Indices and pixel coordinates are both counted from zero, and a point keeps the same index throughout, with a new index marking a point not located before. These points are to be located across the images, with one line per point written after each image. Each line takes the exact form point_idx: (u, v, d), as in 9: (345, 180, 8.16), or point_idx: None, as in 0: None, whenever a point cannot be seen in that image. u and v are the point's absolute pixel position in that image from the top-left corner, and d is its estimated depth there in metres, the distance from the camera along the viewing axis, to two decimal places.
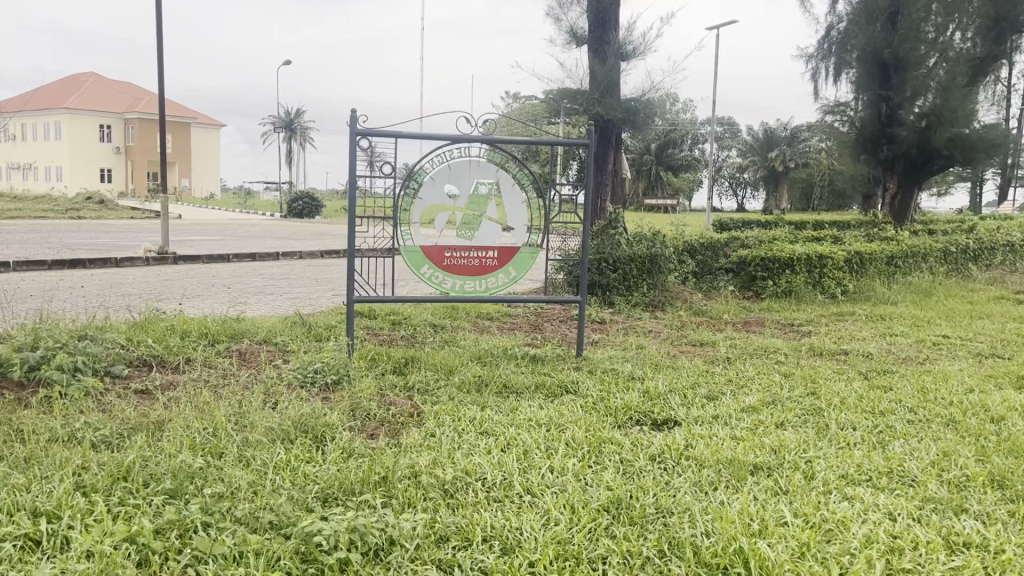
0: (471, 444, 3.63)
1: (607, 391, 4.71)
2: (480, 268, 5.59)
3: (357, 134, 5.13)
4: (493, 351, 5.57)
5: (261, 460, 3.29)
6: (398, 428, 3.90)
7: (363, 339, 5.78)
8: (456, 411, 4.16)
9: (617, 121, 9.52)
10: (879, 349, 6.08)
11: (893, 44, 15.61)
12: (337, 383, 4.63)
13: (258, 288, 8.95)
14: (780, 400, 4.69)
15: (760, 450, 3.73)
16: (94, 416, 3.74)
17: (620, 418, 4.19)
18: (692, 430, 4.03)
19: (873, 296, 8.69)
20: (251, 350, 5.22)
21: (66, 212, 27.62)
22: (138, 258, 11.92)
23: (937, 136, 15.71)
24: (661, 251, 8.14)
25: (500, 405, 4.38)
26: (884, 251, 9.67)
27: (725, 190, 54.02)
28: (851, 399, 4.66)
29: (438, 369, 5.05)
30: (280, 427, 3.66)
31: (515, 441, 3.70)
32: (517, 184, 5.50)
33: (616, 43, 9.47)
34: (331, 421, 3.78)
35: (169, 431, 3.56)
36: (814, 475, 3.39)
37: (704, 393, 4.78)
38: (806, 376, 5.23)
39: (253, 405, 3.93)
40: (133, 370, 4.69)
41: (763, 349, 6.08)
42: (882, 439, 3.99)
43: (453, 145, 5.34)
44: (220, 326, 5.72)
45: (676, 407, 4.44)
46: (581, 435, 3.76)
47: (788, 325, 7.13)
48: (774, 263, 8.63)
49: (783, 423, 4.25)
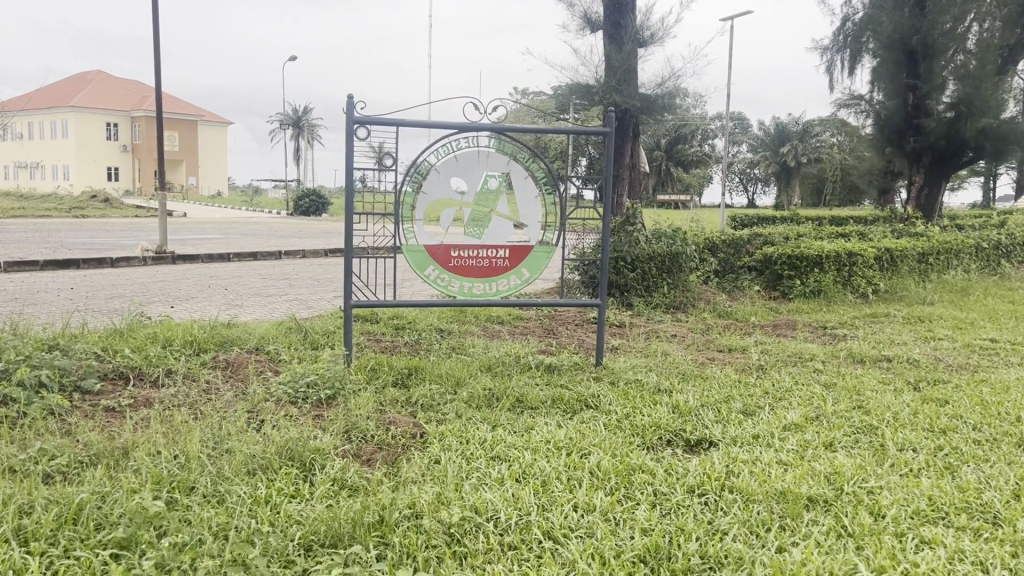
0: (480, 473, 3.17)
1: (632, 406, 4.22)
2: (490, 269, 5.10)
3: (355, 122, 4.65)
4: (505, 360, 5.09)
5: (237, 496, 2.83)
6: (399, 453, 3.43)
7: (363, 347, 5.32)
8: (464, 432, 3.68)
9: (634, 112, 9.04)
10: (922, 355, 5.58)
11: (922, 30, 15.10)
12: (331, 399, 4.15)
13: (256, 289, 8.52)
14: (824, 416, 4.20)
15: (814, 479, 3.24)
16: (50, 442, 3.27)
17: (649, 439, 3.72)
18: (731, 453, 3.55)
19: (907, 296, 8.18)
20: (239, 359, 4.74)
21: (70, 211, 27.24)
22: (135, 257, 11.48)
23: (967, 127, 15.16)
24: (682, 249, 7.63)
25: (513, 424, 3.91)
26: (915, 248, 9.15)
27: (736, 186, 53.47)
28: (904, 414, 4.17)
29: (444, 381, 4.57)
30: (261, 455, 3.19)
31: (532, 468, 3.23)
32: (530, 178, 5.02)
33: (634, 28, 9.01)
34: (322, 446, 3.31)
35: (135, 461, 3.09)
36: (882, 513, 2.92)
37: (739, 408, 4.29)
38: (850, 388, 4.73)
39: (235, 429, 3.47)
40: (105, 384, 4.22)
41: (798, 356, 5.58)
42: (950, 464, 3.50)
43: (460, 134, 4.85)
44: (208, 332, 5.24)
45: (710, 425, 3.96)
46: (606, 461, 3.28)
47: (822, 329, 6.62)
48: (801, 261, 8.12)
49: (832, 443, 3.77)
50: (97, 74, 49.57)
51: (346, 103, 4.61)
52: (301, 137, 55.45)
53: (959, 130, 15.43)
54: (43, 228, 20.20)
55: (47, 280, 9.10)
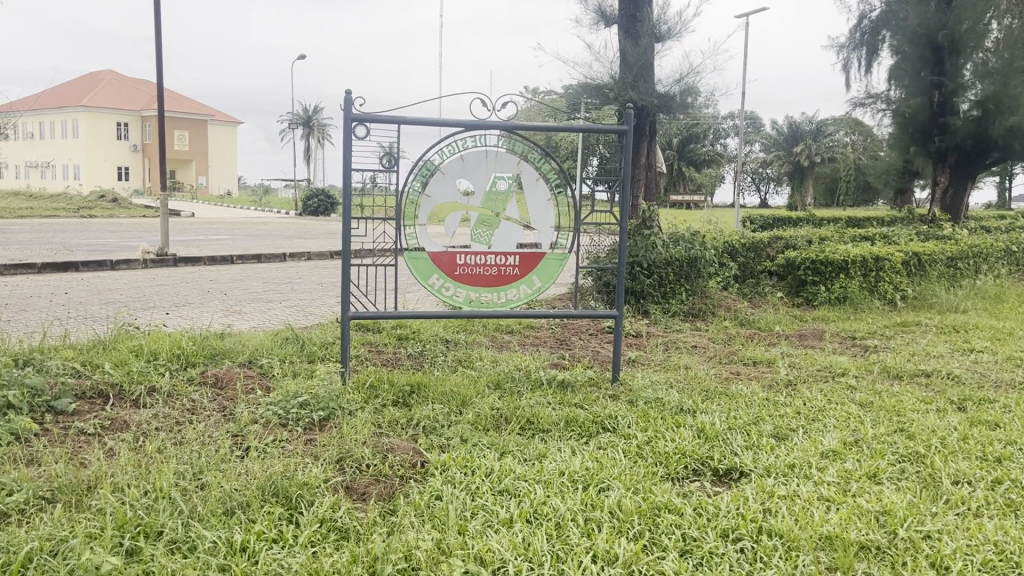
0: (487, 513, 2.83)
1: (654, 430, 3.85)
2: (499, 278, 4.74)
3: (352, 120, 4.31)
4: (515, 375, 4.74)
5: (210, 544, 2.49)
6: (396, 487, 3.09)
7: (363, 360, 4.98)
8: (468, 461, 3.33)
9: (652, 108, 8.74)
10: (964, 370, 5.19)
11: (948, 26, 14.70)
12: (325, 422, 3.82)
13: (256, 295, 8.18)
14: (865, 441, 3.83)
15: (862, 521, 2.88)
16: (7, 474, 2.91)
17: (674, 469, 3.37)
18: (765, 486, 3.20)
19: (937, 303, 7.80)
20: (228, 375, 4.39)
21: (78, 211, 27.03)
22: (135, 259, 11.15)
23: (994, 126, 14.72)
24: (701, 253, 7.27)
25: (523, 450, 3.56)
26: (943, 251, 8.77)
27: (749, 185, 53.00)
28: (953, 439, 3.81)
29: (448, 401, 4.21)
30: (241, 492, 2.85)
31: (545, 505, 2.88)
32: (542, 180, 4.66)
33: (651, 21, 8.68)
34: (310, 481, 2.97)
35: (97, 499, 2.74)
36: (945, 565, 2.57)
37: (770, 432, 3.92)
38: (889, 408, 4.36)
39: (215, 460, 3.12)
40: (82, 403, 3.88)
41: (828, 370, 5.20)
42: (1011, 501, 3.13)
43: (467, 132, 4.50)
44: (199, 344, 4.90)
45: (740, 452, 3.60)
46: (628, 499, 2.92)
47: (850, 339, 6.26)
48: (826, 266, 7.75)
49: (877, 474, 3.40)
50: (108, 73, 49.52)
51: (343, 99, 4.27)
52: (311, 136, 55.23)
53: (986, 129, 15.00)
54: (44, 227, 19.93)
55: (42, 284, 8.79)
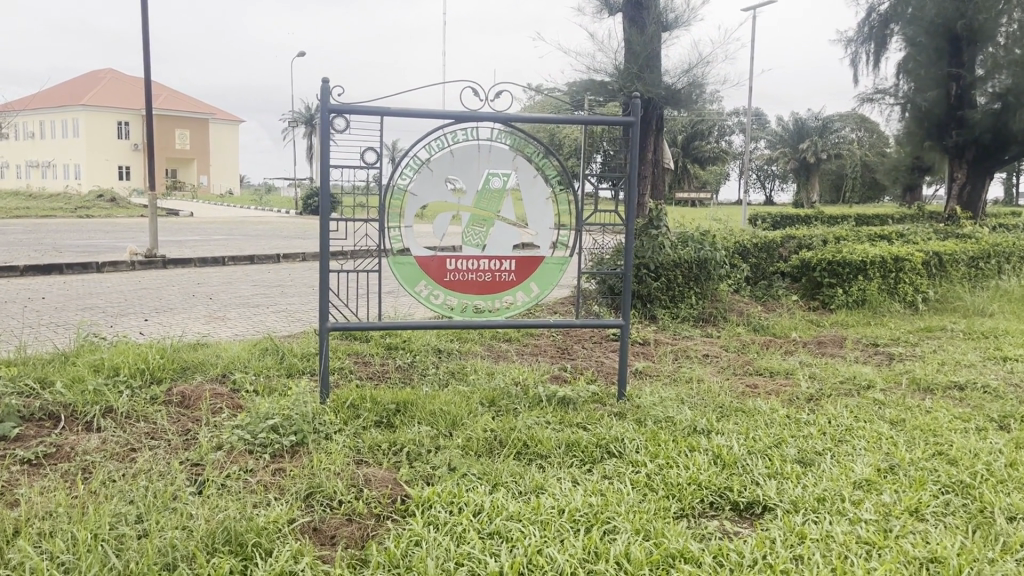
0: (475, 565, 2.42)
1: (664, 455, 3.44)
2: (493, 284, 4.33)
3: (330, 112, 3.91)
4: (511, 391, 4.32)
5: None
6: (371, 530, 2.69)
7: (347, 373, 4.59)
8: (453, 496, 2.92)
9: (658, 101, 8.34)
10: (1001, 382, 4.78)
11: (967, 16, 14.20)
12: (297, 447, 3.42)
13: (243, 299, 7.77)
14: (901, 467, 3.41)
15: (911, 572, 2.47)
16: None
17: (688, 503, 2.97)
18: (794, 524, 2.79)
19: (960, 305, 7.38)
20: (196, 392, 3.98)
21: (77, 211, 26.52)
22: (122, 261, 10.75)
23: (1014, 120, 14.25)
24: (711, 254, 6.86)
25: (518, 481, 3.15)
26: (964, 252, 8.34)
27: (755, 182, 52.48)
28: (1000, 466, 3.39)
29: (437, 422, 3.80)
30: (188, 541, 2.44)
31: (541, 555, 2.47)
32: (541, 176, 4.26)
33: (657, 10, 8.27)
34: (270, 526, 2.56)
35: (15, 552, 2.33)
36: None
37: (795, 457, 3.51)
38: (923, 427, 3.94)
39: (161, 500, 2.71)
40: (28, 427, 3.48)
41: (853, 382, 4.78)
42: None
43: (457, 124, 4.09)
44: (168, 356, 4.50)
45: (762, 481, 3.19)
46: (638, 546, 2.52)
47: (873, 346, 5.84)
48: (843, 267, 7.34)
49: (919, 509, 2.99)
50: (108, 71, 49.13)
51: (320, 88, 3.86)
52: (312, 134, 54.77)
53: (1005, 123, 14.53)
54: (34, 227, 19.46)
55: (17, 288, 8.38)
